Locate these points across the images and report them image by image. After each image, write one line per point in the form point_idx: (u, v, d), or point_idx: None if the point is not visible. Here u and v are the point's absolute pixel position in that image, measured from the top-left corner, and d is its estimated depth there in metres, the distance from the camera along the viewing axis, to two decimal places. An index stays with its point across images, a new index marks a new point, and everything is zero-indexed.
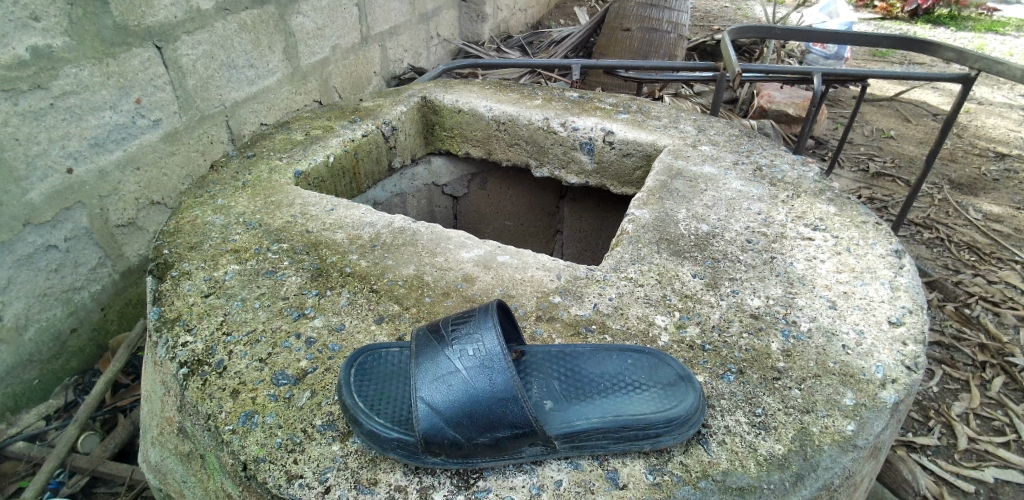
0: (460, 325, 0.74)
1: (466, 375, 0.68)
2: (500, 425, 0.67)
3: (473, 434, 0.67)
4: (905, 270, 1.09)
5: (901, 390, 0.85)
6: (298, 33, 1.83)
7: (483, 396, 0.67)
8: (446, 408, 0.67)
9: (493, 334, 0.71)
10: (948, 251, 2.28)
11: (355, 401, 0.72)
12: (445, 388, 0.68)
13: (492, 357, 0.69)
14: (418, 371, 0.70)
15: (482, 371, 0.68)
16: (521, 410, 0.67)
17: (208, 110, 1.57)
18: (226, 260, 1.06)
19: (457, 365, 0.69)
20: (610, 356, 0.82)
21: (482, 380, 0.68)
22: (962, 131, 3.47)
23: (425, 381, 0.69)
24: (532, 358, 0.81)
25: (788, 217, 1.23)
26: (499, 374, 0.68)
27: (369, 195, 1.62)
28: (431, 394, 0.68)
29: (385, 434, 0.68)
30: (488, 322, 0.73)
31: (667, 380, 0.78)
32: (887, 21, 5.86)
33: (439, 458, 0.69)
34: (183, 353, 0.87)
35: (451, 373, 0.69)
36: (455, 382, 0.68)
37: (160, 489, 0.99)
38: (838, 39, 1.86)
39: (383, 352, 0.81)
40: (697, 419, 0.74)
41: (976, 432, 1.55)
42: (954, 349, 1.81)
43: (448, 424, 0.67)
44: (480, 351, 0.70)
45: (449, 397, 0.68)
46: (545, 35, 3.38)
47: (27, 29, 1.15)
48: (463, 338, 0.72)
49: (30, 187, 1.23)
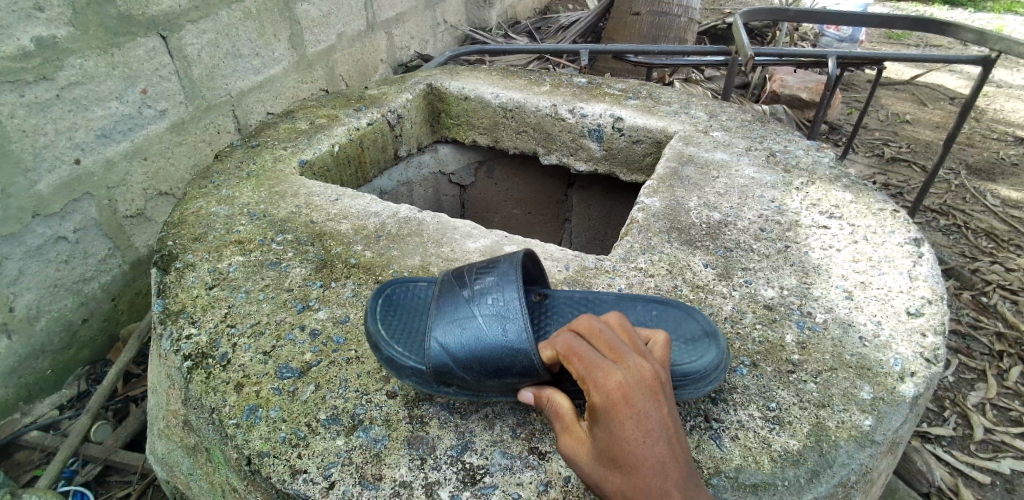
0: (484, 274, 0.74)
1: (481, 323, 0.69)
2: (508, 373, 0.68)
3: (482, 376, 0.69)
4: (924, 259, 1.05)
5: (920, 383, 0.82)
6: (303, 20, 1.80)
7: (495, 345, 0.68)
8: (458, 350, 0.69)
9: (514, 288, 0.71)
10: (965, 238, 2.23)
11: (377, 328, 0.76)
12: (458, 332, 0.69)
13: (508, 309, 0.69)
14: (437, 313, 0.71)
15: (498, 321, 0.69)
16: (531, 361, 0.66)
17: (214, 100, 1.55)
18: (230, 251, 1.05)
19: (475, 309, 0.70)
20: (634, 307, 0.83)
21: (496, 330, 0.68)
22: (980, 115, 3.39)
23: (443, 322, 0.71)
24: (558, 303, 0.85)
25: (801, 205, 1.20)
26: (512, 325, 0.68)
27: (375, 185, 1.61)
28: (445, 335, 0.70)
29: (400, 361, 0.72)
30: (511, 275, 0.73)
31: (694, 333, 0.78)
32: (903, 2, 5.71)
33: (451, 389, 0.72)
34: (187, 346, 0.86)
35: (466, 318, 0.70)
36: (470, 325, 0.69)
37: (167, 481, 0.99)
38: (852, 22, 1.79)
39: (411, 284, 0.85)
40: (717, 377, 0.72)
41: (993, 422, 1.52)
42: (970, 338, 1.77)
43: (458, 365, 0.69)
44: (498, 302, 0.70)
45: (462, 339, 0.69)
46: (553, 20, 3.33)
47: (31, 19, 1.14)
48: (485, 287, 0.72)
49: (38, 179, 1.22)
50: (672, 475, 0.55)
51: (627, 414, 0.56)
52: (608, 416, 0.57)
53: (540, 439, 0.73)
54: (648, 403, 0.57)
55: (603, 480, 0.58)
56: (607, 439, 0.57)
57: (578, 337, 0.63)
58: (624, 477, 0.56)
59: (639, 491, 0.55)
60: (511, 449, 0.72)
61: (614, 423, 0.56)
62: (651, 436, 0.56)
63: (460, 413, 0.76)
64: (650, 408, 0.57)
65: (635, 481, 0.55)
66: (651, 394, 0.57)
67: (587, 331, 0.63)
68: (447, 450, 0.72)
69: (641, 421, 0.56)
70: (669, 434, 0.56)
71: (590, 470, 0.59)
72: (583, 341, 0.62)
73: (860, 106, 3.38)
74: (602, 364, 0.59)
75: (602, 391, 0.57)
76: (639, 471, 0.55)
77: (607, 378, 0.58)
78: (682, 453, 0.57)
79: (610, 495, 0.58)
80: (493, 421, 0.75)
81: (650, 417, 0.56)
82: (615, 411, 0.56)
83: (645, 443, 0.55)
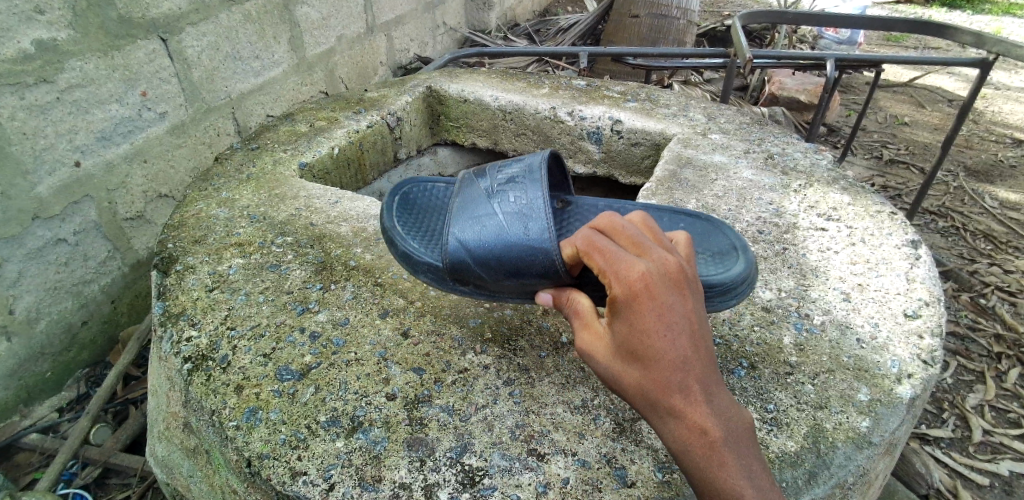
0: (509, 184, 0.83)
1: (503, 224, 0.78)
2: (526, 271, 0.76)
3: (500, 274, 0.78)
4: (921, 261, 1.06)
5: (917, 385, 0.83)
6: (303, 22, 1.81)
7: (515, 245, 0.76)
8: (478, 247, 0.78)
9: (536, 194, 0.80)
10: (963, 240, 2.24)
11: (394, 225, 0.87)
12: (479, 231, 0.78)
13: (529, 213, 0.78)
14: (462, 214, 0.81)
15: (519, 221, 0.78)
16: (551, 261, 0.74)
17: (214, 102, 1.56)
18: (230, 253, 1.06)
19: (496, 211, 0.80)
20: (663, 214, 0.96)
21: (517, 231, 0.77)
22: (978, 117, 3.40)
23: (466, 223, 0.79)
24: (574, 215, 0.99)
25: (799, 207, 1.20)
26: (532, 227, 0.77)
27: (375, 187, 1.62)
28: (468, 234, 0.78)
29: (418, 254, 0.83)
30: (534, 183, 0.81)
31: (723, 244, 0.89)
32: (901, 4, 5.73)
33: (468, 286, 0.82)
34: (187, 349, 0.86)
35: (488, 219, 0.79)
36: (490, 219, 0.79)
37: (167, 483, 0.99)
38: (851, 25, 1.80)
39: (429, 195, 0.96)
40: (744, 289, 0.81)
41: (991, 424, 1.52)
42: (968, 339, 1.78)
43: (477, 262, 0.78)
44: (520, 206, 0.79)
45: (481, 233, 0.79)
46: (553, 23, 3.35)
47: (32, 22, 1.14)
48: (509, 194, 0.81)
49: (38, 181, 1.23)
50: (691, 365, 0.58)
51: (649, 302, 0.59)
52: (630, 306, 0.59)
53: (539, 441, 0.73)
54: (672, 295, 0.60)
55: (619, 370, 0.61)
56: (628, 328, 0.60)
57: (602, 237, 0.67)
58: (642, 367, 0.59)
59: (657, 381, 0.58)
60: (510, 450, 0.72)
61: (636, 312, 0.59)
62: (672, 327, 0.58)
63: (460, 415, 0.76)
64: (673, 301, 0.59)
65: (652, 368, 0.58)
66: (672, 285, 0.60)
67: (611, 230, 0.67)
68: (446, 452, 0.72)
69: (663, 312, 0.58)
70: (691, 326, 0.59)
71: (607, 361, 0.62)
72: (609, 241, 0.66)
73: (859, 108, 3.39)
74: (627, 258, 0.63)
75: (624, 281, 0.60)
76: (658, 360, 0.58)
77: (631, 269, 0.61)
78: (703, 346, 0.59)
79: (625, 385, 0.61)
80: (492, 423, 0.75)
81: (672, 310, 0.59)
82: (639, 301, 0.59)
83: (665, 332, 0.58)
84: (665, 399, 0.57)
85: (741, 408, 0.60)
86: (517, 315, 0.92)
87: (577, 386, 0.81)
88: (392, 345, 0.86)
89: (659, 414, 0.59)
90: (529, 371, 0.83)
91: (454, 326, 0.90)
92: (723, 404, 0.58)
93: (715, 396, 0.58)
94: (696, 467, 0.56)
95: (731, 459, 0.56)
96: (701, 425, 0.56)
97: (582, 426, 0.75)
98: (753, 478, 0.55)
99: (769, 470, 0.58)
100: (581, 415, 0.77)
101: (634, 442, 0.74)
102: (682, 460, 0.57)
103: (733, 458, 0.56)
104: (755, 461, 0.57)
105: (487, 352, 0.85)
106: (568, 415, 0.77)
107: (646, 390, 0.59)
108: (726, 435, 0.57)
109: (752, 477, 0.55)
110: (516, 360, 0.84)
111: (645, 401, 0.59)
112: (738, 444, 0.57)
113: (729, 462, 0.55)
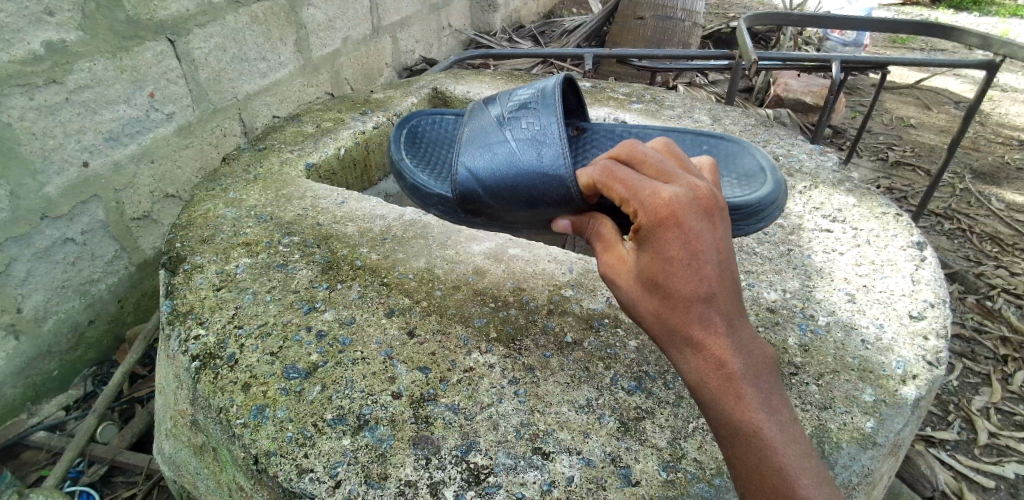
0: (528, 119, 0.93)
1: (516, 155, 0.89)
2: (538, 199, 0.86)
3: (514, 203, 0.89)
4: (926, 263, 1.06)
5: (922, 387, 0.83)
6: (309, 24, 1.82)
7: (525, 172, 0.87)
8: (493, 176, 0.89)
9: (552, 126, 0.90)
10: (969, 242, 2.23)
11: (408, 161, 1.05)
12: (493, 161, 0.90)
13: (541, 144, 0.88)
14: (481, 146, 0.93)
15: (534, 150, 0.88)
16: (566, 190, 0.83)
17: (221, 103, 1.57)
18: (237, 253, 1.06)
19: (510, 142, 0.91)
20: (688, 141, 1.06)
21: (528, 158, 0.88)
22: (985, 119, 3.39)
23: (482, 154, 0.92)
24: (589, 139, 1.08)
25: (805, 209, 1.20)
26: (544, 156, 0.87)
27: (380, 188, 1.62)
28: (480, 163, 0.91)
29: (427, 188, 1.00)
30: (552, 119, 0.91)
31: (750, 169, 0.98)
32: (907, 6, 5.71)
33: (481, 218, 0.97)
34: (195, 347, 0.87)
35: (503, 151, 0.90)
36: (501, 152, 0.90)
37: (174, 481, 1.00)
38: (857, 26, 1.79)
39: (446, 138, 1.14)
40: (771, 215, 0.89)
41: (998, 427, 1.51)
42: (974, 342, 1.77)
43: (489, 190, 0.90)
44: (533, 139, 0.89)
45: (491, 167, 0.90)
46: (558, 25, 3.37)
47: (42, 23, 1.15)
48: (526, 128, 0.92)
49: (47, 181, 1.24)
50: (715, 296, 0.58)
51: (676, 230, 0.58)
52: (655, 234, 0.59)
53: (544, 440, 0.74)
54: (700, 224, 0.59)
55: (640, 299, 0.61)
56: (651, 256, 0.60)
57: (627, 168, 0.68)
58: (662, 297, 0.59)
59: (677, 309, 0.58)
60: (515, 449, 0.73)
61: (661, 242, 0.59)
62: (699, 256, 0.58)
63: (465, 414, 0.77)
64: (702, 229, 0.59)
65: (674, 299, 0.58)
66: (702, 214, 0.59)
67: (636, 159, 0.68)
68: (452, 450, 0.72)
69: (690, 241, 0.58)
70: (719, 257, 0.58)
71: (628, 290, 0.63)
72: (634, 171, 0.67)
73: (864, 110, 3.39)
74: (653, 186, 0.63)
75: (650, 210, 0.61)
76: (679, 290, 0.58)
77: (658, 198, 0.61)
78: (729, 278, 0.59)
79: (645, 314, 0.61)
80: (497, 422, 0.76)
81: (700, 238, 0.58)
82: (665, 229, 0.59)
83: (691, 263, 0.57)
84: (686, 330, 0.58)
85: (763, 342, 0.61)
86: (522, 314, 0.92)
87: (582, 386, 0.81)
88: (397, 344, 0.87)
89: (678, 345, 0.59)
90: (534, 370, 0.83)
91: (460, 325, 0.90)
92: (745, 337, 0.58)
93: (737, 328, 0.58)
94: (713, 399, 0.58)
95: (748, 392, 0.57)
96: (720, 358, 0.57)
97: (586, 425, 0.76)
98: (770, 412, 0.56)
99: (787, 404, 0.59)
100: (585, 414, 0.77)
101: (639, 441, 0.74)
102: (699, 392, 0.59)
103: (751, 391, 0.57)
104: (774, 395, 0.58)
105: (492, 351, 0.86)
106: (573, 414, 0.77)
107: (667, 320, 0.59)
108: (745, 367, 0.57)
109: (769, 411, 0.57)
110: (521, 359, 0.85)
111: (665, 331, 0.60)
112: (757, 378, 0.58)
113: (746, 395, 0.57)
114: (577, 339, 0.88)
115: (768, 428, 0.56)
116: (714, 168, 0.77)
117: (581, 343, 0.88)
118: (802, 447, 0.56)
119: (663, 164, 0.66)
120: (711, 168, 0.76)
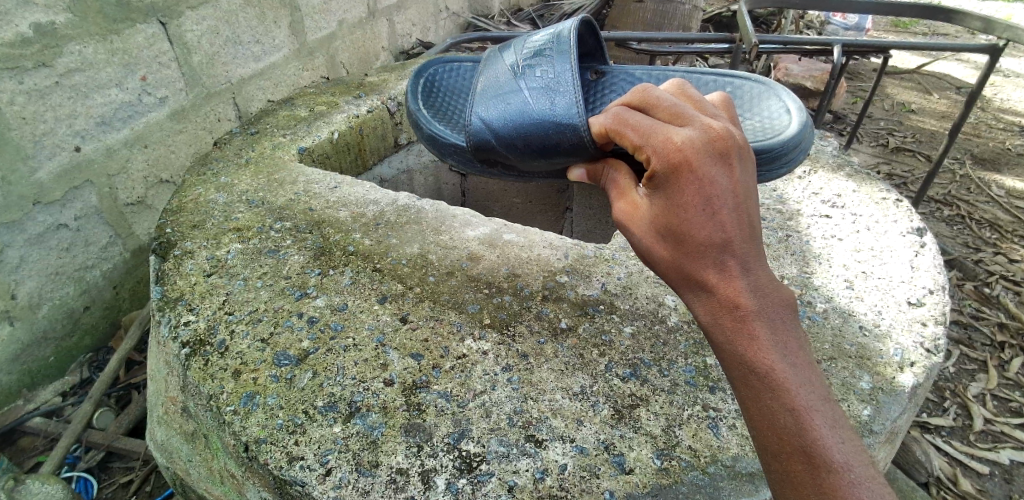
0: (543, 68, 0.92)
1: (528, 104, 0.88)
2: (549, 148, 0.86)
3: (528, 153, 0.88)
4: (926, 249, 1.05)
5: (919, 374, 0.83)
6: (303, 7, 1.78)
7: (536, 123, 0.86)
8: (505, 129, 0.88)
9: (567, 73, 0.89)
10: (968, 229, 2.21)
11: (420, 112, 1.04)
12: (504, 113, 0.89)
13: (554, 91, 0.88)
14: (493, 98, 0.92)
15: (547, 98, 0.87)
16: (581, 138, 0.82)
17: (214, 87, 1.54)
18: (228, 239, 1.05)
19: (523, 91, 0.90)
20: (710, 83, 1.06)
21: (539, 108, 0.87)
22: (985, 104, 3.36)
23: (493, 105, 0.91)
24: (607, 83, 1.09)
25: (803, 194, 1.19)
26: (556, 105, 0.86)
27: (375, 173, 1.57)
28: (491, 115, 0.90)
29: (443, 138, 0.98)
30: (567, 66, 0.90)
31: (775, 110, 0.97)
32: None
33: (499, 171, 0.99)
34: (184, 333, 0.86)
35: (515, 101, 0.89)
36: (515, 103, 0.89)
37: (166, 467, 1.00)
38: (859, 9, 1.74)
39: (461, 92, 1.14)
40: (797, 157, 0.89)
41: (993, 413, 1.51)
42: (972, 328, 1.77)
43: (502, 141, 0.89)
44: (548, 86, 0.89)
45: (504, 118, 0.89)
46: (557, 7, 3.34)
47: (29, 5, 1.13)
48: (541, 77, 0.91)
49: (39, 166, 1.22)
50: (730, 241, 0.56)
51: (689, 176, 0.57)
52: (668, 181, 0.59)
53: (537, 427, 0.73)
54: (714, 168, 0.58)
55: (654, 246, 0.61)
56: (665, 202, 0.59)
57: (638, 113, 0.67)
58: (674, 243, 0.58)
59: (690, 254, 0.57)
60: (507, 436, 0.72)
61: (675, 188, 0.58)
62: (713, 202, 0.57)
63: (457, 401, 0.76)
64: (716, 174, 0.57)
65: (690, 245, 0.57)
66: (717, 160, 0.58)
67: (649, 104, 0.66)
68: (443, 438, 0.71)
69: (704, 186, 0.57)
70: (735, 201, 0.57)
71: (641, 236, 0.62)
72: (647, 118, 0.65)
73: (865, 96, 3.36)
74: (666, 130, 0.61)
75: (661, 155, 0.59)
76: (691, 236, 0.57)
77: (669, 144, 0.59)
78: (746, 222, 0.57)
79: (659, 261, 0.61)
80: (490, 409, 0.75)
81: (714, 183, 0.57)
82: (676, 175, 0.58)
83: (704, 206, 0.56)
84: (699, 274, 0.57)
85: (782, 284, 0.59)
86: (516, 301, 0.91)
87: (575, 373, 0.80)
88: (390, 330, 0.86)
89: (692, 289, 0.59)
90: (528, 357, 0.82)
91: (453, 312, 0.89)
92: (761, 279, 0.57)
93: (754, 270, 0.57)
94: (726, 341, 0.56)
95: (762, 333, 0.55)
96: (733, 299, 0.56)
97: (580, 412, 0.75)
98: (784, 353, 0.54)
99: (806, 346, 0.56)
100: (579, 401, 0.76)
101: (633, 429, 0.73)
102: (713, 336, 0.57)
103: (765, 331, 0.55)
104: (791, 339, 0.56)
105: (486, 338, 0.85)
106: (566, 401, 0.76)
107: (680, 265, 0.59)
108: (760, 308, 0.56)
109: (783, 351, 0.55)
110: (515, 346, 0.83)
111: (679, 277, 0.59)
112: (772, 320, 0.56)
113: (760, 336, 0.55)
114: (571, 325, 0.87)
115: (782, 369, 0.53)
116: (730, 109, 0.74)
117: (575, 329, 0.87)
118: (818, 390, 0.53)
119: (679, 108, 0.64)
120: (729, 111, 0.74)
